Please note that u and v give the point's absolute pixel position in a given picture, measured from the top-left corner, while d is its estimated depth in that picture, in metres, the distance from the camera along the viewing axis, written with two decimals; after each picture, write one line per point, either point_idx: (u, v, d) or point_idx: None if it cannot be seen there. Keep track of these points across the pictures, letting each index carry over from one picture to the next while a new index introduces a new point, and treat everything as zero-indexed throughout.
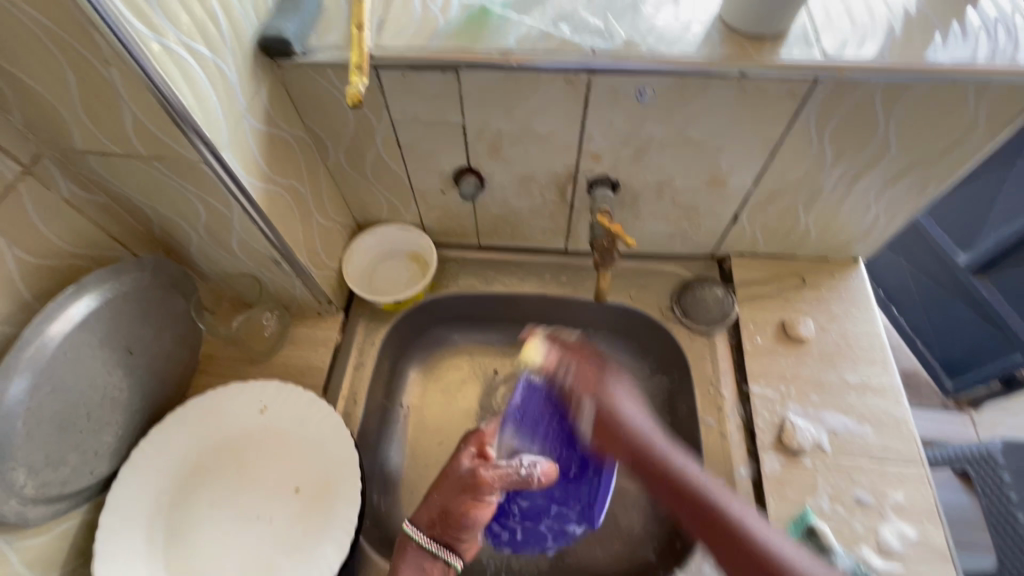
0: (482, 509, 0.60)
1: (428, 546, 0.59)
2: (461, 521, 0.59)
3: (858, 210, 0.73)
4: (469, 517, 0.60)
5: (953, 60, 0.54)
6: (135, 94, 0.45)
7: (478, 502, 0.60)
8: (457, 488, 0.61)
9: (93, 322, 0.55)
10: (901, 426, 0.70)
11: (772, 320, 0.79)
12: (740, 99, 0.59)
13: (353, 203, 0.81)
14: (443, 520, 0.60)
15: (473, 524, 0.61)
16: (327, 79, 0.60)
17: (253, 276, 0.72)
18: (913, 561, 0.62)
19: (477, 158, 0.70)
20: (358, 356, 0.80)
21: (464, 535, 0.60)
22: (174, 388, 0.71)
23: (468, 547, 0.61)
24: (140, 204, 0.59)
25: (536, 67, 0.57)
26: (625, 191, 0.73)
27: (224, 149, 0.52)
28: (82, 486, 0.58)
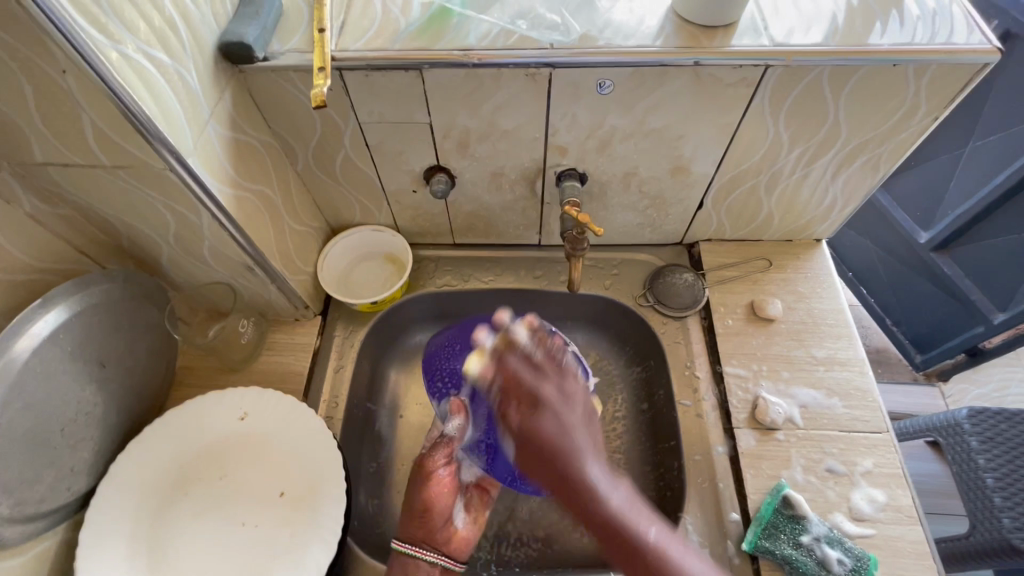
0: (441, 488, 0.67)
1: (409, 550, 0.63)
2: (432, 512, 0.66)
3: (816, 191, 0.76)
4: (432, 506, 0.66)
5: (893, 43, 0.57)
6: (94, 101, 0.45)
7: (430, 484, 0.67)
8: (418, 485, 0.68)
9: (62, 336, 0.54)
10: (867, 396, 0.73)
11: (742, 301, 0.81)
12: (697, 87, 0.61)
13: (325, 207, 0.81)
14: (416, 521, 0.65)
15: (439, 512, 0.66)
16: (291, 83, 0.60)
17: (228, 284, 0.72)
18: (884, 524, 0.64)
19: (446, 156, 0.71)
20: (337, 359, 0.80)
21: (439, 525, 0.66)
22: (150, 401, 0.70)
23: (446, 537, 0.66)
24: (106, 216, 0.59)
25: (497, 63, 0.58)
26: (593, 182, 0.75)
27: (188, 155, 0.52)
28: (59, 504, 0.57)
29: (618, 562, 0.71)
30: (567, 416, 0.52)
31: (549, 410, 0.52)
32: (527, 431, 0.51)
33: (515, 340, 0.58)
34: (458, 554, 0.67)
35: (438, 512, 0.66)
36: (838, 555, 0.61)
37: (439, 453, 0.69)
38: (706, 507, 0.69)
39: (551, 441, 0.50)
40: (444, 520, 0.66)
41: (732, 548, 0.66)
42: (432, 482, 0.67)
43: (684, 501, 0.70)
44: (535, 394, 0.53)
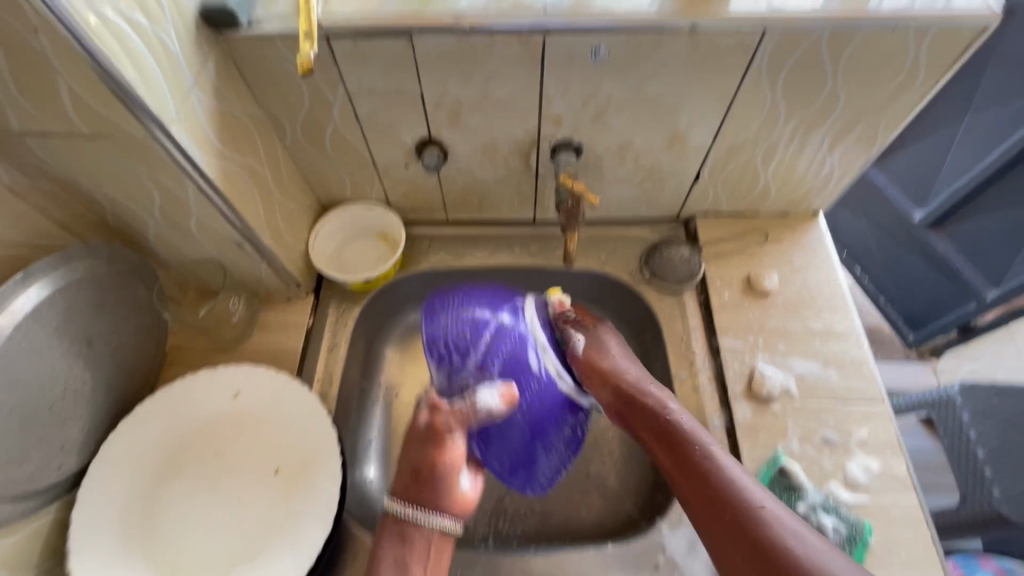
0: (453, 450, 0.59)
1: (407, 513, 0.57)
2: (435, 474, 0.58)
3: (813, 163, 0.75)
4: (439, 468, 0.58)
5: (894, 5, 0.56)
6: (70, 64, 0.43)
7: (440, 447, 0.58)
8: (422, 447, 0.58)
9: (45, 311, 0.53)
10: (863, 367, 0.73)
11: (738, 275, 0.81)
12: (694, 53, 0.59)
13: (315, 183, 0.79)
14: (417, 481, 0.58)
15: (448, 476, 0.58)
16: (276, 51, 0.58)
17: (217, 262, 0.71)
18: (878, 492, 0.65)
19: (438, 128, 0.70)
20: (330, 337, 0.79)
21: (443, 488, 0.58)
22: (140, 381, 0.69)
23: (453, 501, 0.58)
24: (88, 189, 0.57)
25: (489, 28, 0.57)
26: (589, 155, 0.74)
27: (171, 124, 0.51)
28: (48, 482, 0.56)
29: (616, 535, 0.71)
30: (659, 393, 0.62)
31: (626, 375, 0.65)
32: (628, 400, 0.63)
33: (570, 332, 0.71)
34: (461, 516, 0.60)
35: (440, 475, 0.58)
36: (833, 524, 0.62)
37: (453, 419, 0.59)
38: None
39: (661, 419, 0.59)
40: (452, 487, 0.59)
41: None
42: (442, 446, 0.58)
43: None
44: (604, 360, 0.67)
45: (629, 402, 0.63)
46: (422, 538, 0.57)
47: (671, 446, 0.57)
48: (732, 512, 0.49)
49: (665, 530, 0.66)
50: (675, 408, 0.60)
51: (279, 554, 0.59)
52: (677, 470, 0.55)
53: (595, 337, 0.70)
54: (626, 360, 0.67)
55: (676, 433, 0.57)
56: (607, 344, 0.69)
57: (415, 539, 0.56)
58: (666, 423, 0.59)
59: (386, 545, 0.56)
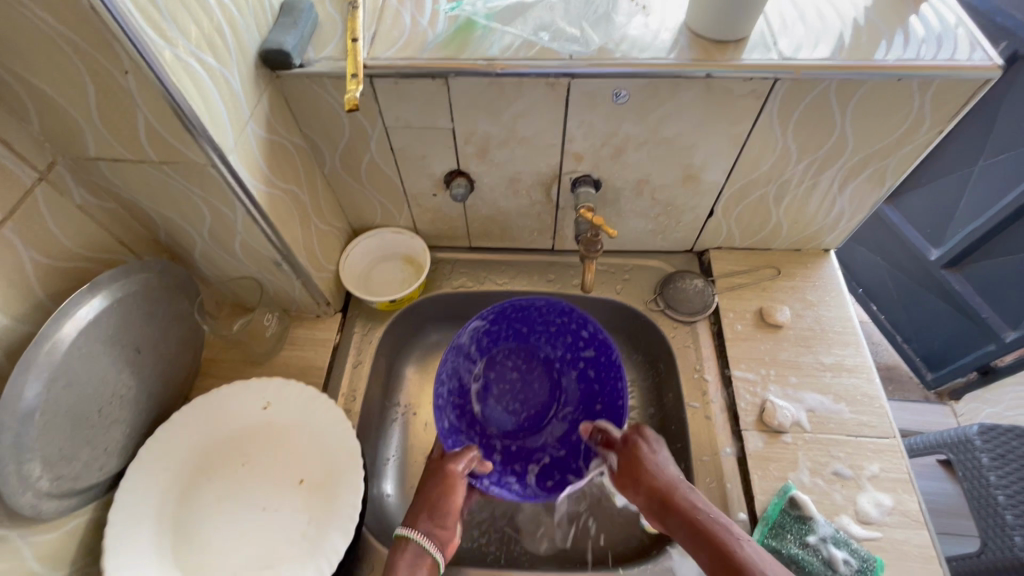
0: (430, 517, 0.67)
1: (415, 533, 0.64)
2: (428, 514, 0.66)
3: (824, 202, 0.79)
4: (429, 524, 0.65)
5: (898, 58, 0.60)
6: (149, 100, 0.48)
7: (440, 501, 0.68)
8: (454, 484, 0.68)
9: (105, 319, 0.57)
10: (875, 402, 0.74)
11: (751, 308, 0.83)
12: (708, 98, 0.63)
13: (348, 207, 0.84)
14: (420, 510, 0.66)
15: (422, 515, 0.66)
16: (324, 88, 0.64)
17: (255, 280, 0.75)
18: (890, 527, 0.65)
19: (466, 162, 0.75)
20: (356, 353, 0.82)
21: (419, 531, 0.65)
22: (177, 389, 0.73)
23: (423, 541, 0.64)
24: (146, 209, 0.62)
25: (519, 72, 0.61)
26: (607, 189, 0.78)
27: (229, 153, 0.56)
28: (91, 482, 0.60)
29: (625, 562, 0.72)
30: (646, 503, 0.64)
31: (659, 483, 0.64)
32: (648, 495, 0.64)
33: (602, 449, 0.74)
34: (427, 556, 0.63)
35: (446, 510, 0.66)
36: (844, 556, 0.63)
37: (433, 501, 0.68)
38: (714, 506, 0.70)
39: (668, 502, 0.62)
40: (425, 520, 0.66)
41: None
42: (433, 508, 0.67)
43: None
44: (661, 479, 0.64)
45: (659, 505, 0.63)
46: (409, 556, 0.62)
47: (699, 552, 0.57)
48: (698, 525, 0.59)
49: (676, 556, 0.68)
50: (686, 497, 0.61)
51: (302, 562, 0.61)
52: (692, 547, 0.58)
53: (650, 459, 0.66)
54: (661, 460, 0.66)
55: (693, 518, 0.59)
56: (648, 445, 0.68)
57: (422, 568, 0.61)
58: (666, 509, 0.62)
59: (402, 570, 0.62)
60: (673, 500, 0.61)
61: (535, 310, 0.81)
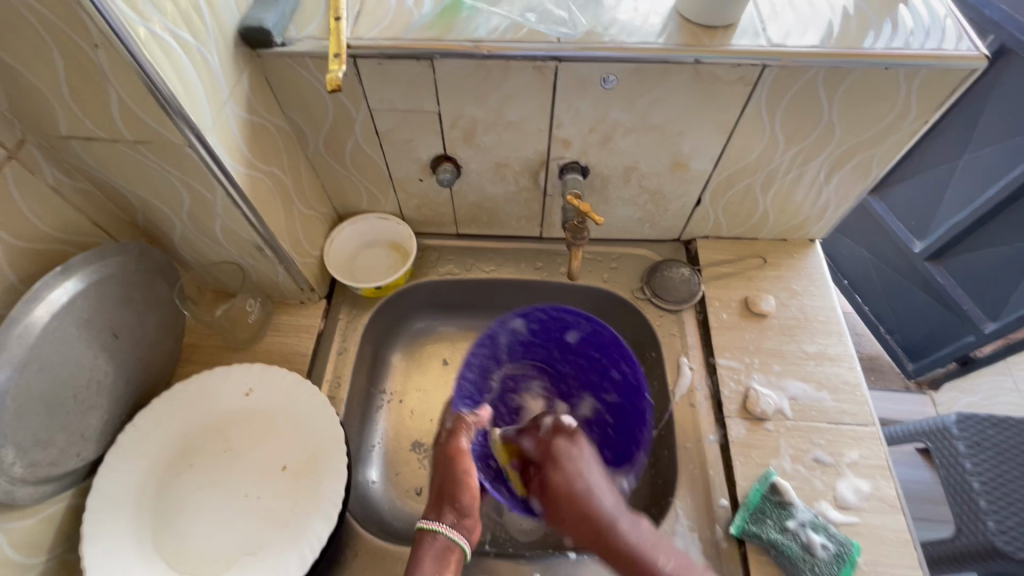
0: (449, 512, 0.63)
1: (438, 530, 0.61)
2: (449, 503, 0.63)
3: (810, 191, 0.79)
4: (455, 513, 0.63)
5: (886, 47, 0.60)
6: (122, 76, 0.46)
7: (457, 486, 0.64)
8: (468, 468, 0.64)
9: (79, 303, 0.56)
10: (856, 390, 0.75)
11: (736, 297, 0.83)
12: (696, 85, 0.63)
13: (333, 192, 0.83)
14: (442, 498, 0.64)
15: (443, 505, 0.63)
16: (306, 68, 0.63)
17: (237, 265, 0.74)
18: (868, 512, 0.66)
19: (453, 146, 0.73)
20: (341, 341, 0.82)
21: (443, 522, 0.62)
22: (158, 375, 0.72)
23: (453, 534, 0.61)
24: (123, 190, 0.61)
25: (505, 55, 0.60)
26: (595, 176, 0.77)
27: (207, 133, 0.54)
28: (68, 468, 0.59)
29: None
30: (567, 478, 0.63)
31: (576, 484, 0.62)
32: (575, 517, 0.61)
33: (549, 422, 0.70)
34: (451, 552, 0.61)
35: (468, 499, 0.63)
36: (822, 540, 0.63)
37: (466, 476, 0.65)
38: (696, 492, 0.70)
39: (594, 531, 0.59)
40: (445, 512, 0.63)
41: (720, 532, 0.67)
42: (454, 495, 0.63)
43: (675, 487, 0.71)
44: (579, 483, 0.62)
45: (592, 537, 0.59)
46: (436, 547, 0.61)
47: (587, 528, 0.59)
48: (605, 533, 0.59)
49: None
50: (608, 513, 0.60)
51: (284, 547, 0.60)
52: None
53: (570, 454, 0.65)
54: (581, 460, 0.64)
55: (625, 546, 0.58)
56: (563, 448, 0.66)
57: (451, 562, 0.60)
58: (602, 536, 0.59)
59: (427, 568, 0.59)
60: (602, 527, 0.59)
61: (553, 326, 0.80)
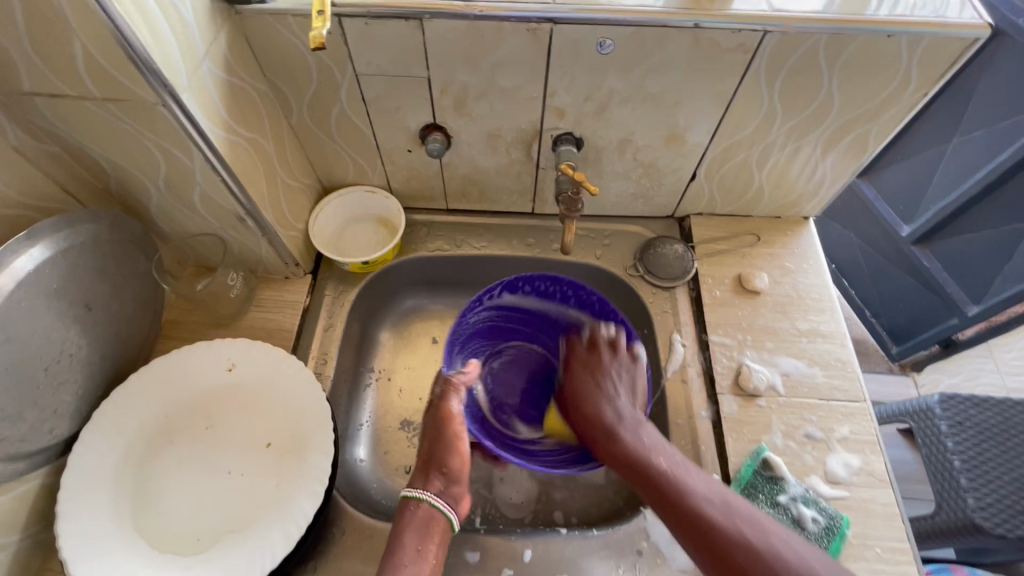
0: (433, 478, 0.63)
1: (422, 497, 0.62)
2: (434, 469, 0.64)
3: (806, 167, 0.78)
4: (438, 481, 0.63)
5: (889, 14, 0.58)
6: (87, 25, 0.43)
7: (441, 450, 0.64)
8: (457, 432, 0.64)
9: (49, 272, 0.53)
10: (847, 367, 0.75)
11: (729, 274, 0.82)
12: (695, 51, 0.61)
13: (318, 164, 0.80)
14: (429, 465, 0.64)
15: (428, 473, 0.64)
16: (288, 28, 0.59)
17: (218, 237, 0.71)
18: (857, 487, 0.67)
19: (443, 115, 0.71)
20: (327, 317, 0.79)
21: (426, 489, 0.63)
22: (136, 351, 0.69)
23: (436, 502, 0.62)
24: (93, 154, 0.58)
25: (498, 16, 0.58)
26: (589, 148, 0.75)
27: (182, 92, 0.51)
28: (40, 445, 0.56)
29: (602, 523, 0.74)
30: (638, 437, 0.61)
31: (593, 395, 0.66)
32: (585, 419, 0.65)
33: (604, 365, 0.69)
34: (436, 520, 0.61)
35: (456, 466, 0.63)
36: (812, 515, 0.64)
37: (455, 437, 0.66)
38: (688, 468, 0.70)
39: (618, 433, 0.62)
40: (429, 479, 0.64)
41: None
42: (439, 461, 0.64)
43: None
44: (592, 395, 0.66)
45: (608, 437, 0.62)
46: (419, 516, 0.61)
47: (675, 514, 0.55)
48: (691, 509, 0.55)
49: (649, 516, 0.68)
50: (637, 430, 0.62)
51: (269, 525, 0.59)
52: (656, 503, 0.57)
53: (598, 368, 0.68)
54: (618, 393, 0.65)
55: (638, 455, 0.59)
56: (579, 377, 0.69)
57: (433, 529, 0.61)
58: (608, 438, 0.62)
59: (409, 534, 0.60)
60: (613, 427, 0.62)
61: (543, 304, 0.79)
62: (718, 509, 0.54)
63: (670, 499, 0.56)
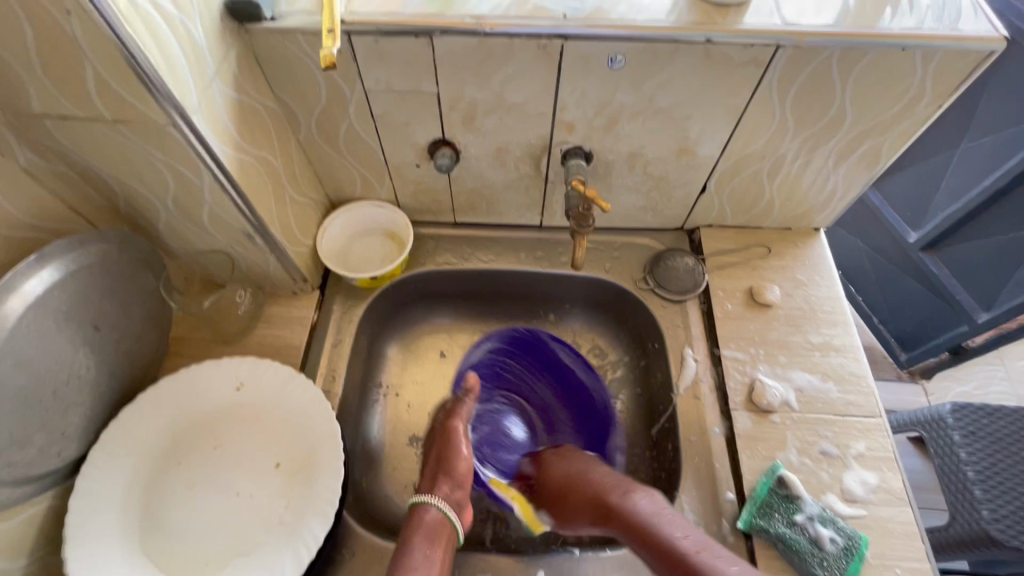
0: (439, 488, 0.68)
1: (431, 502, 0.65)
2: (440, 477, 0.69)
3: (817, 178, 0.77)
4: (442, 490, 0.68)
5: (903, 28, 0.58)
6: (98, 49, 0.43)
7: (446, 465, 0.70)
8: (461, 444, 0.72)
9: (56, 294, 0.52)
10: (862, 382, 0.74)
11: (741, 287, 0.82)
12: (707, 66, 0.61)
13: (326, 179, 0.80)
14: (435, 475, 0.69)
15: (433, 483, 0.68)
16: (297, 46, 0.59)
17: (227, 254, 0.71)
18: (875, 505, 0.65)
19: (452, 130, 0.71)
20: (335, 333, 0.79)
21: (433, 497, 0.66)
22: (143, 369, 0.69)
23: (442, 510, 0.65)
24: (103, 175, 0.57)
25: (509, 33, 0.57)
26: (598, 162, 0.75)
27: (193, 113, 0.51)
28: (48, 468, 0.56)
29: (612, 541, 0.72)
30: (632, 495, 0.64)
31: (581, 474, 0.70)
32: (570, 499, 0.68)
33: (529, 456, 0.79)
34: (443, 527, 0.64)
35: (459, 471, 0.69)
36: (830, 535, 0.62)
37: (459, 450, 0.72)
38: (701, 486, 0.69)
39: (596, 499, 0.66)
40: (437, 489, 0.68)
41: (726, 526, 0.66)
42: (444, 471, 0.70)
43: (679, 481, 0.70)
44: (570, 475, 0.71)
45: (604, 512, 0.65)
46: (428, 521, 0.64)
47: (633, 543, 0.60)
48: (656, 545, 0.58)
49: None
50: (623, 498, 0.64)
51: (279, 547, 0.58)
52: (643, 549, 0.59)
53: (569, 458, 0.74)
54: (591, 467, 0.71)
55: (634, 517, 0.61)
56: (550, 461, 0.75)
57: (439, 533, 0.63)
58: (608, 506, 0.64)
59: (417, 540, 0.62)
60: (605, 501, 0.65)
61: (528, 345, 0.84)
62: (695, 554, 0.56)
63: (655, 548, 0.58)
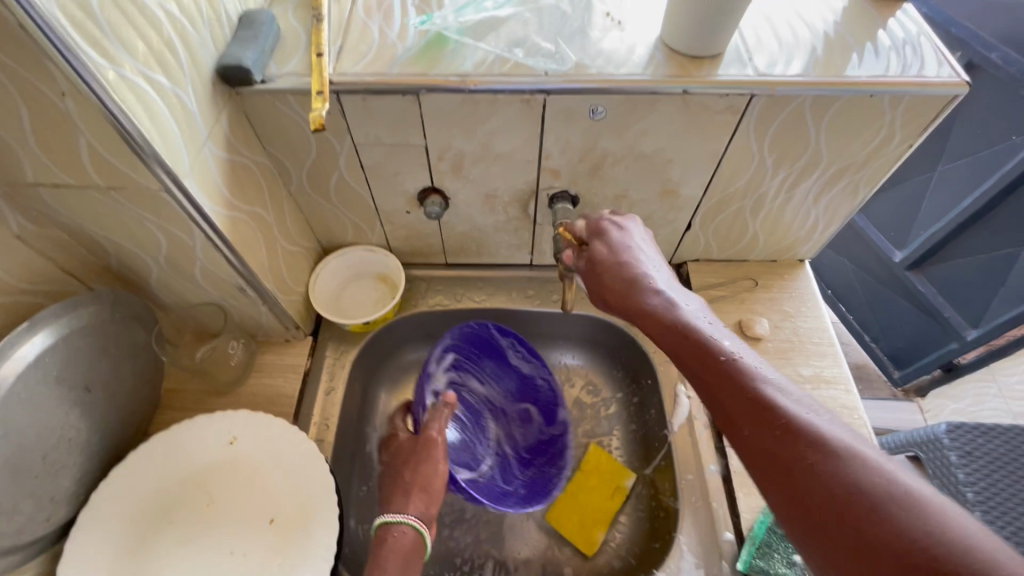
0: (411, 503, 0.63)
1: (394, 518, 0.61)
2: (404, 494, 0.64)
3: (799, 213, 0.79)
4: (407, 503, 0.63)
5: (870, 75, 0.60)
6: (91, 124, 0.44)
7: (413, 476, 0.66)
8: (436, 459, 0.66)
9: (49, 360, 0.52)
10: (853, 413, 0.74)
11: (730, 321, 0.83)
12: (685, 114, 0.63)
13: (318, 227, 0.81)
14: (402, 490, 0.64)
15: (398, 496, 0.64)
16: (288, 106, 0.61)
17: (219, 306, 0.71)
18: None
19: (440, 179, 0.72)
20: (328, 380, 0.79)
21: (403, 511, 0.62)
22: (134, 425, 0.68)
23: (406, 526, 0.60)
24: (96, 236, 0.58)
25: (492, 89, 0.59)
26: (585, 204, 0.76)
27: (185, 177, 0.52)
28: (36, 535, 0.55)
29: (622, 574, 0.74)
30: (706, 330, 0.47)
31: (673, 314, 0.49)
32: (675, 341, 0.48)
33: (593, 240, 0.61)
34: (410, 543, 0.59)
35: (429, 484, 0.64)
36: None
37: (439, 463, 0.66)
38: (700, 526, 0.69)
39: (751, 397, 0.40)
40: (402, 503, 0.63)
41: (726, 567, 0.65)
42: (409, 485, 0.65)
43: (677, 521, 0.70)
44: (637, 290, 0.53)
45: (730, 405, 0.41)
46: (398, 540, 0.60)
47: (763, 441, 0.38)
48: (784, 425, 0.38)
49: None
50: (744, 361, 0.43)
51: None
52: (787, 459, 0.37)
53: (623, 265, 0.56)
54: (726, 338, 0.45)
55: (740, 385, 0.42)
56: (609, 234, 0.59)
57: (412, 549, 0.59)
58: (698, 346, 0.46)
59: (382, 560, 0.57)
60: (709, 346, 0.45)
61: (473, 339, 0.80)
62: (861, 476, 0.34)
63: (781, 430, 0.38)
